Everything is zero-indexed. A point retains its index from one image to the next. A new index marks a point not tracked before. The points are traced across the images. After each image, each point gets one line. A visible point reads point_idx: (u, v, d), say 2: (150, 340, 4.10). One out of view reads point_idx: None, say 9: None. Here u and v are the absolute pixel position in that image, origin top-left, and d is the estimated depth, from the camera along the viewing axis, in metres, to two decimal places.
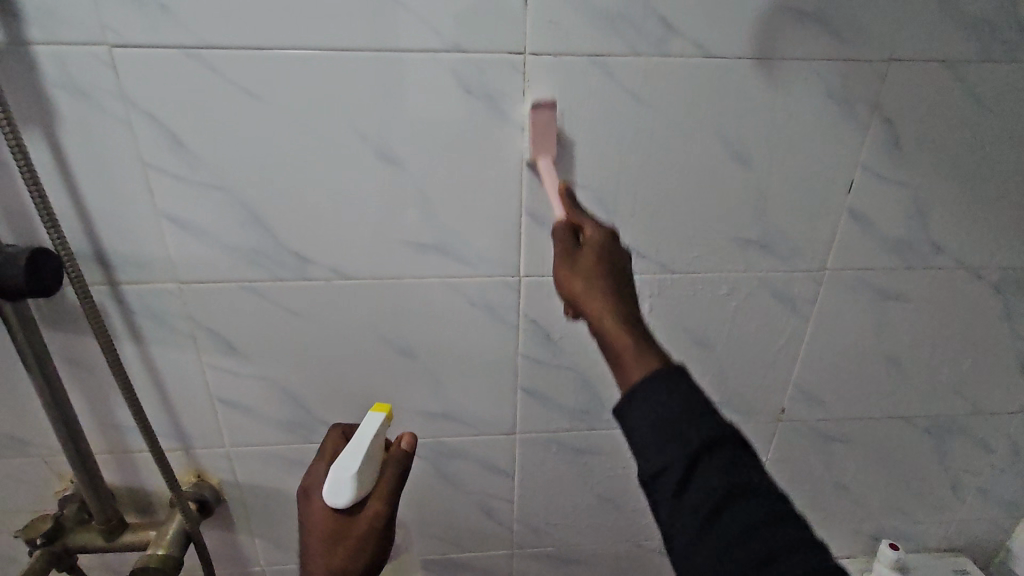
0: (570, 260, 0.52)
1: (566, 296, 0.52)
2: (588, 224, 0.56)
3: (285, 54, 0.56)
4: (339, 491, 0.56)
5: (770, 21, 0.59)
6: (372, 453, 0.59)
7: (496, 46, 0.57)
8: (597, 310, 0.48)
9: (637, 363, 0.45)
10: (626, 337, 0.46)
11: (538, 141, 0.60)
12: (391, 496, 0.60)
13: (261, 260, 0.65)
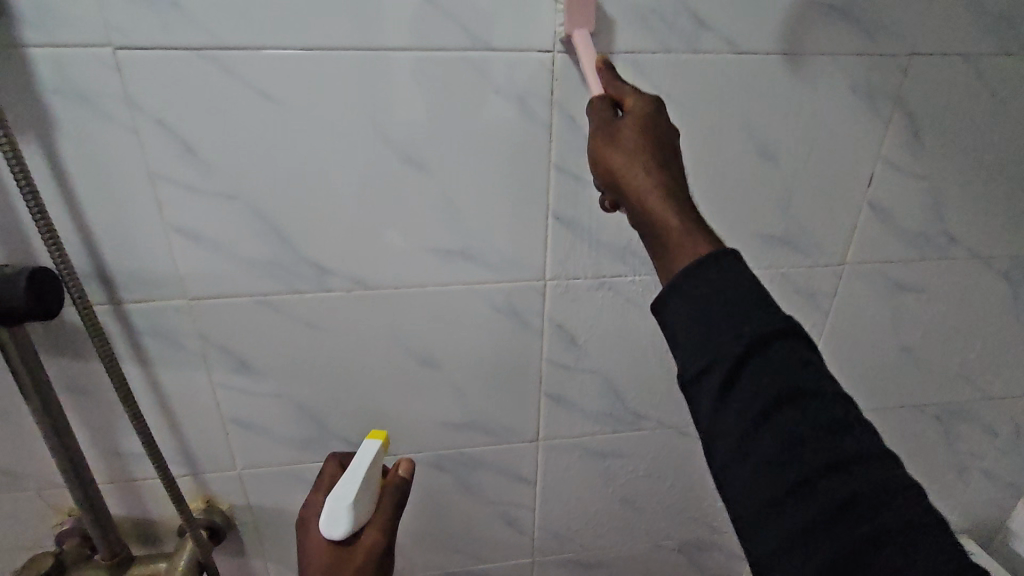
0: (609, 133, 0.49)
1: (602, 169, 0.49)
2: (630, 95, 0.51)
3: (306, 54, 0.53)
4: (336, 521, 0.54)
5: (800, 16, 0.58)
6: (369, 482, 0.57)
7: (525, 44, 0.55)
8: (628, 184, 0.47)
9: (687, 248, 0.43)
10: (679, 234, 0.44)
11: (575, 11, 0.52)
12: (389, 526, 0.57)
13: (278, 272, 0.62)
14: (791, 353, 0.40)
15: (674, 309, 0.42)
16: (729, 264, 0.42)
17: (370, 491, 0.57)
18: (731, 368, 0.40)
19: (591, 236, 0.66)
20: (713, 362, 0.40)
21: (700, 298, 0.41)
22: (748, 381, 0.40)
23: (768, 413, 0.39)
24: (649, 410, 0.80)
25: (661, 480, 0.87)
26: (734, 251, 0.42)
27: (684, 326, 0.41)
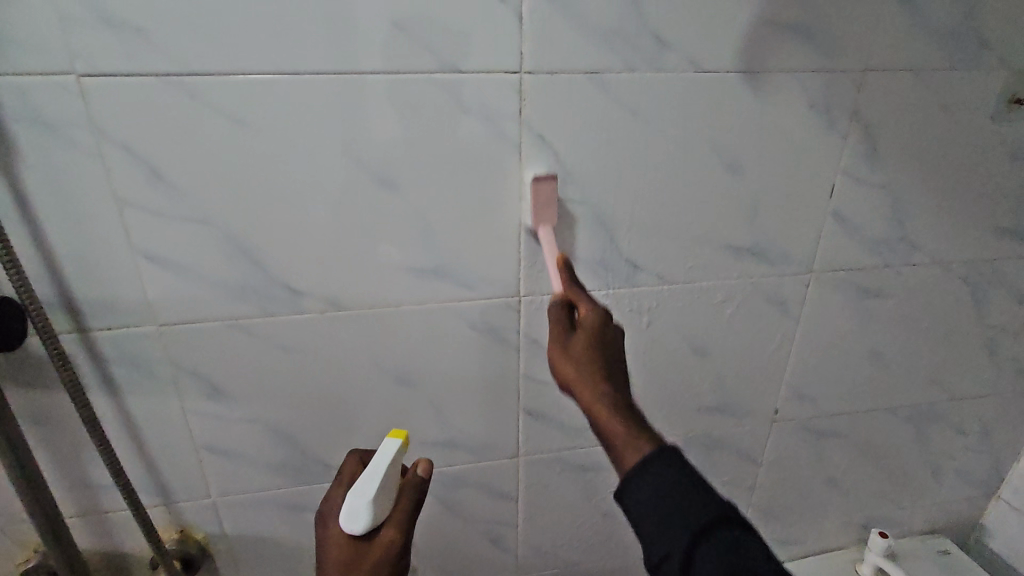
0: (564, 345, 0.55)
1: (560, 379, 0.54)
2: (588, 309, 0.57)
3: (274, 78, 0.53)
4: (355, 517, 0.51)
5: (757, 35, 0.60)
6: (391, 479, 0.53)
7: (492, 67, 0.56)
8: (592, 403, 0.50)
9: (630, 452, 0.47)
10: (623, 438, 0.47)
11: (540, 209, 0.62)
12: (407, 526, 0.54)
13: (250, 296, 0.61)
14: (739, 535, 0.43)
15: (630, 501, 0.45)
16: (671, 463, 0.45)
17: (391, 489, 0.54)
18: (683, 553, 0.42)
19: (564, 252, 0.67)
20: (669, 551, 0.43)
21: (657, 514, 0.44)
22: (703, 563, 0.42)
23: None
24: None
25: None
26: (676, 451, 0.46)
27: (649, 530, 0.44)
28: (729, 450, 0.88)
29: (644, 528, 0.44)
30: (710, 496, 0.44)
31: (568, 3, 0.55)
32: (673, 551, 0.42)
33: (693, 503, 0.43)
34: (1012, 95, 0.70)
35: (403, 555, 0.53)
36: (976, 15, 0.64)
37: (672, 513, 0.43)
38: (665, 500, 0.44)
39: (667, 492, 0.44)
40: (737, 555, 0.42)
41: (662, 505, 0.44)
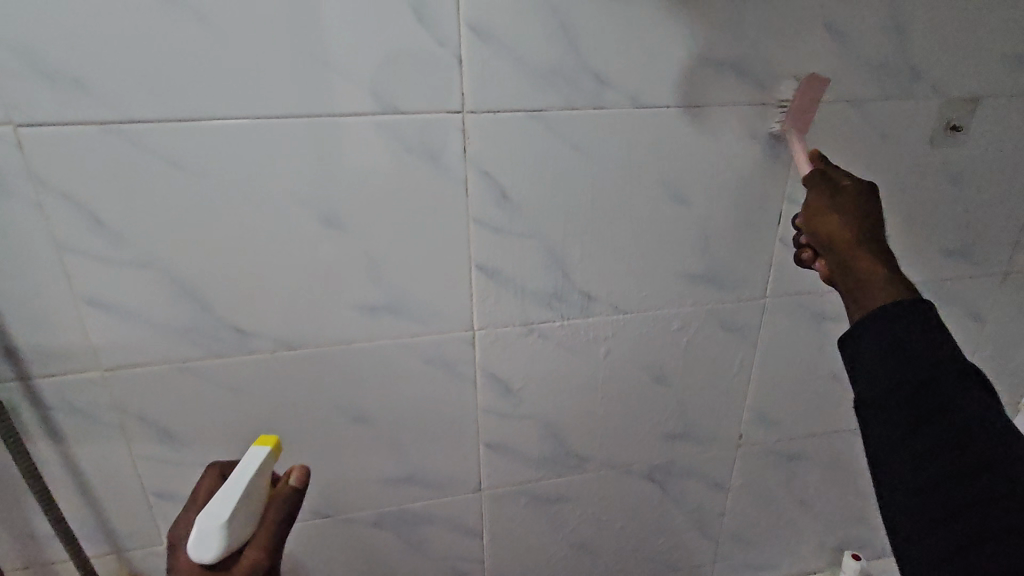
0: (826, 205, 0.58)
1: (819, 236, 0.58)
2: (844, 179, 0.60)
3: (215, 124, 0.54)
4: (205, 544, 0.49)
5: (694, 72, 0.62)
6: (252, 496, 0.53)
7: (435, 107, 0.57)
8: (859, 262, 0.53)
9: (880, 297, 0.50)
10: (880, 284, 0.51)
11: (796, 107, 0.65)
12: (275, 543, 0.53)
13: (198, 338, 0.61)
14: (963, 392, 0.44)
15: (869, 335, 0.48)
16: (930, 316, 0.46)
17: (253, 507, 0.53)
18: (913, 398, 0.45)
19: (517, 285, 0.67)
20: (892, 396, 0.45)
21: (890, 345, 0.46)
22: (935, 414, 0.44)
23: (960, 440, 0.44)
24: (592, 451, 0.81)
25: (610, 522, 0.87)
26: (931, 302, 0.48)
27: (877, 352, 0.47)
28: (697, 476, 0.87)
29: (871, 364, 0.47)
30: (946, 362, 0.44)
31: (505, 46, 0.56)
32: (910, 380, 0.45)
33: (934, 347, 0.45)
34: (949, 122, 0.72)
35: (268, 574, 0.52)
36: (908, 47, 0.66)
37: (905, 339, 0.45)
38: (914, 343, 0.45)
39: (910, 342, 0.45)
40: (953, 404, 0.44)
41: (911, 346, 0.45)
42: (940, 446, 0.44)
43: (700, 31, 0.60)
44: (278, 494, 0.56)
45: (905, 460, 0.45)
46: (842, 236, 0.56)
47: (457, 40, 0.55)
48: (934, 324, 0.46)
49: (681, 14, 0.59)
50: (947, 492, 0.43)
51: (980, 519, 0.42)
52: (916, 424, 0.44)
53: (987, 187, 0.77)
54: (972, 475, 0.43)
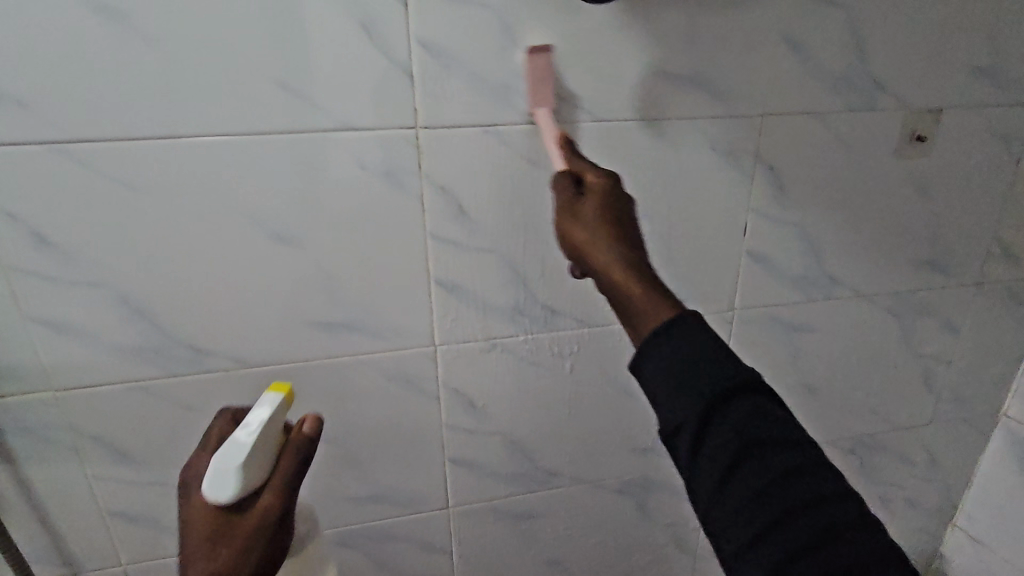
0: (572, 212, 0.51)
1: (569, 247, 0.50)
2: (592, 174, 0.53)
3: (164, 142, 0.53)
4: (219, 487, 0.46)
5: (651, 85, 0.62)
6: (266, 441, 0.48)
7: (387, 122, 0.57)
8: (609, 277, 0.46)
9: (649, 321, 0.43)
10: (642, 301, 0.44)
11: (535, 89, 0.58)
12: (292, 489, 0.49)
13: (152, 357, 0.60)
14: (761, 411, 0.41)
15: (649, 366, 0.42)
16: (687, 328, 0.42)
17: (267, 450, 0.48)
18: (697, 421, 0.40)
19: (478, 299, 0.67)
20: (682, 423, 0.40)
21: (667, 371, 0.41)
22: (717, 435, 0.40)
23: (739, 459, 0.40)
24: (562, 467, 0.80)
25: (584, 538, 0.85)
26: (692, 315, 0.43)
27: (662, 393, 0.41)
28: (670, 491, 0.86)
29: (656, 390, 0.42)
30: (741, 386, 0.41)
31: (457, 60, 0.56)
32: (691, 419, 0.40)
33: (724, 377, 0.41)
34: (913, 133, 0.72)
35: (283, 521, 0.48)
36: (869, 58, 0.66)
37: (697, 364, 0.41)
38: (682, 363, 0.41)
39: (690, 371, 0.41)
40: (755, 427, 0.40)
41: (680, 370, 0.41)
42: (753, 486, 0.39)
43: (656, 44, 0.60)
44: (292, 441, 0.51)
45: (709, 490, 0.40)
46: (592, 251, 0.48)
47: (407, 55, 0.55)
48: (697, 343, 0.41)
49: (636, 28, 0.59)
50: (757, 545, 0.39)
51: (784, 550, 0.38)
52: (693, 450, 0.40)
53: (955, 196, 0.77)
54: (785, 516, 0.38)
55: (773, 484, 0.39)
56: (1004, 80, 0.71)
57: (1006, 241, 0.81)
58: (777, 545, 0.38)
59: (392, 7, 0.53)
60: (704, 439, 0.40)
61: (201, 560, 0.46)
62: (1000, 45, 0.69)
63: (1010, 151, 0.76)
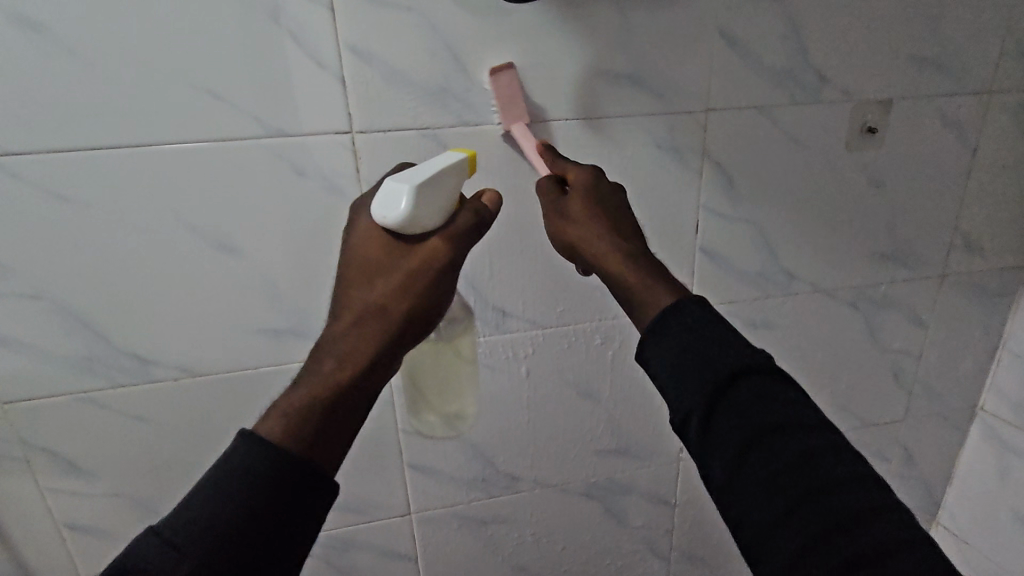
0: (559, 209, 0.54)
1: (563, 243, 0.54)
2: (572, 168, 0.56)
3: (97, 153, 0.54)
4: (389, 205, 0.45)
5: (588, 84, 0.62)
6: (445, 184, 0.46)
7: (323, 128, 0.57)
8: (613, 269, 0.49)
9: (652, 307, 0.45)
10: (645, 291, 0.46)
11: (506, 105, 0.59)
12: (462, 245, 0.49)
13: (97, 368, 0.61)
14: (766, 383, 0.41)
15: (651, 360, 0.43)
16: (695, 319, 0.43)
17: (449, 196, 0.47)
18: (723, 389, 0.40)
19: None
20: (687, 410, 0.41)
21: (672, 361, 0.42)
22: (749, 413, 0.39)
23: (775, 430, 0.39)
24: (523, 471, 0.79)
25: (550, 542, 0.84)
26: (703, 303, 0.44)
27: (665, 380, 0.42)
28: (638, 492, 0.85)
29: (660, 374, 0.43)
30: (737, 365, 0.41)
31: (390, 65, 0.57)
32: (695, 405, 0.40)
33: (708, 365, 0.41)
34: (863, 125, 0.71)
35: (440, 276, 0.48)
36: (810, 52, 0.66)
37: (700, 342, 0.42)
38: (695, 351, 0.41)
39: (692, 360, 0.41)
40: (744, 412, 0.40)
41: (688, 358, 0.41)
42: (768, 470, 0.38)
43: (590, 43, 0.60)
44: (468, 203, 0.50)
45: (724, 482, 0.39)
46: (601, 243, 0.50)
47: (338, 61, 0.55)
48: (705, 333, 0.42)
49: (569, 27, 0.59)
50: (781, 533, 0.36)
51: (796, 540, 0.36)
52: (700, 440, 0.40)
53: (912, 188, 0.76)
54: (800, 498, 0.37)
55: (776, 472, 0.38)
56: (953, 70, 0.71)
57: (969, 232, 0.80)
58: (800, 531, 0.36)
59: (319, 13, 0.54)
60: (710, 430, 0.40)
61: (362, 289, 0.47)
62: (946, 35, 0.69)
63: (965, 141, 0.75)
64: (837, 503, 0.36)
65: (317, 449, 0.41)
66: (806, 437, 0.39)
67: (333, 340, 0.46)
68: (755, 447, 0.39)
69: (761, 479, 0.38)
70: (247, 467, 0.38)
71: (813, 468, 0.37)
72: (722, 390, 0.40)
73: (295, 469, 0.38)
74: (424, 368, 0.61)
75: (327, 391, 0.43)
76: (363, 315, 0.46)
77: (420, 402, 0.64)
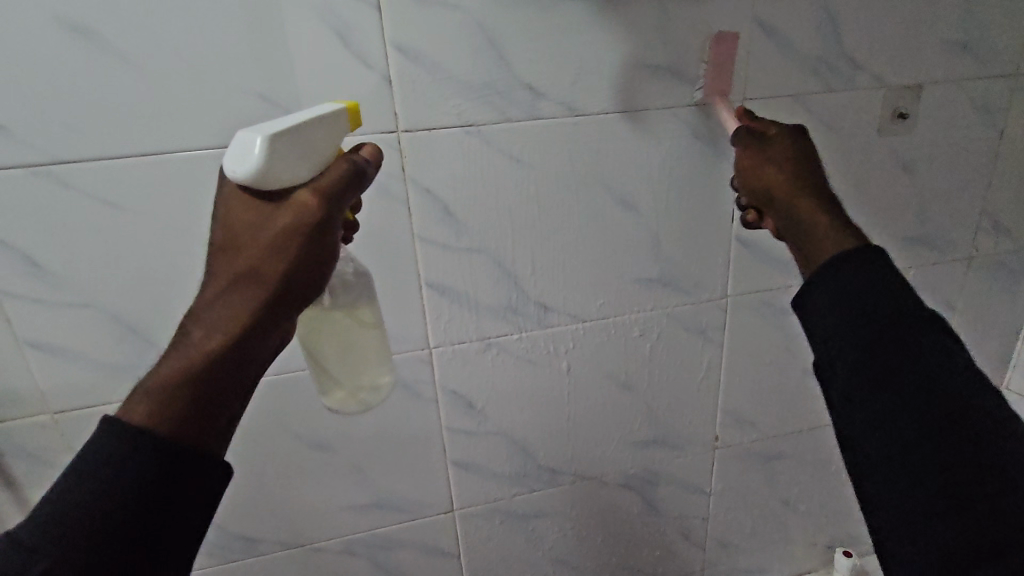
0: (763, 156, 0.57)
1: (756, 189, 0.57)
2: (771, 127, 0.59)
3: (146, 159, 0.54)
4: (241, 159, 0.40)
5: (629, 76, 0.62)
6: (306, 138, 0.42)
7: (369, 128, 0.57)
8: (796, 208, 0.52)
9: (838, 249, 0.47)
10: (823, 233, 0.49)
11: (717, 74, 0.63)
12: (332, 200, 0.45)
13: (146, 375, 0.61)
14: (934, 340, 0.41)
15: (819, 299, 0.45)
16: (879, 264, 0.43)
17: (312, 148, 0.43)
18: (890, 338, 0.41)
19: (469, 299, 0.67)
20: (851, 350, 0.42)
21: (843, 297, 0.43)
22: (901, 353, 0.41)
23: (920, 395, 0.40)
24: (564, 464, 0.79)
25: (590, 534, 0.85)
26: (880, 249, 0.44)
27: (834, 318, 0.43)
28: (676, 482, 0.86)
29: (823, 314, 0.44)
30: (950, 363, 0.40)
31: (435, 62, 0.57)
32: (861, 348, 0.42)
33: (930, 357, 0.40)
34: (895, 110, 0.72)
35: (316, 235, 0.44)
36: (845, 39, 0.67)
37: (892, 299, 0.42)
38: (863, 281, 0.43)
39: (863, 301, 0.42)
40: (929, 364, 0.40)
41: (862, 290, 0.43)
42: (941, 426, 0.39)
43: (631, 36, 0.61)
44: (345, 156, 0.46)
45: (875, 423, 0.41)
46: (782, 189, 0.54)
47: (383, 60, 0.55)
48: (868, 279, 0.43)
49: (610, 20, 0.59)
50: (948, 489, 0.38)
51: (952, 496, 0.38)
52: (860, 380, 0.41)
53: (941, 171, 0.77)
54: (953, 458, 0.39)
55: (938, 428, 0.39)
56: (981, 53, 0.72)
57: (996, 215, 0.81)
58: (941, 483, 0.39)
59: (367, 13, 0.54)
60: (887, 361, 0.41)
61: (230, 256, 0.44)
62: (976, 18, 0.70)
63: (993, 123, 0.76)
64: (982, 507, 0.38)
65: (190, 429, 0.39)
66: (965, 397, 0.40)
67: (202, 314, 0.43)
68: (938, 444, 0.39)
69: (931, 432, 0.39)
70: (117, 457, 0.37)
71: (1003, 481, 0.38)
72: (902, 333, 0.41)
73: (158, 455, 0.37)
74: (315, 337, 0.54)
75: (193, 364, 0.41)
76: (232, 283, 0.44)
77: (322, 375, 0.56)
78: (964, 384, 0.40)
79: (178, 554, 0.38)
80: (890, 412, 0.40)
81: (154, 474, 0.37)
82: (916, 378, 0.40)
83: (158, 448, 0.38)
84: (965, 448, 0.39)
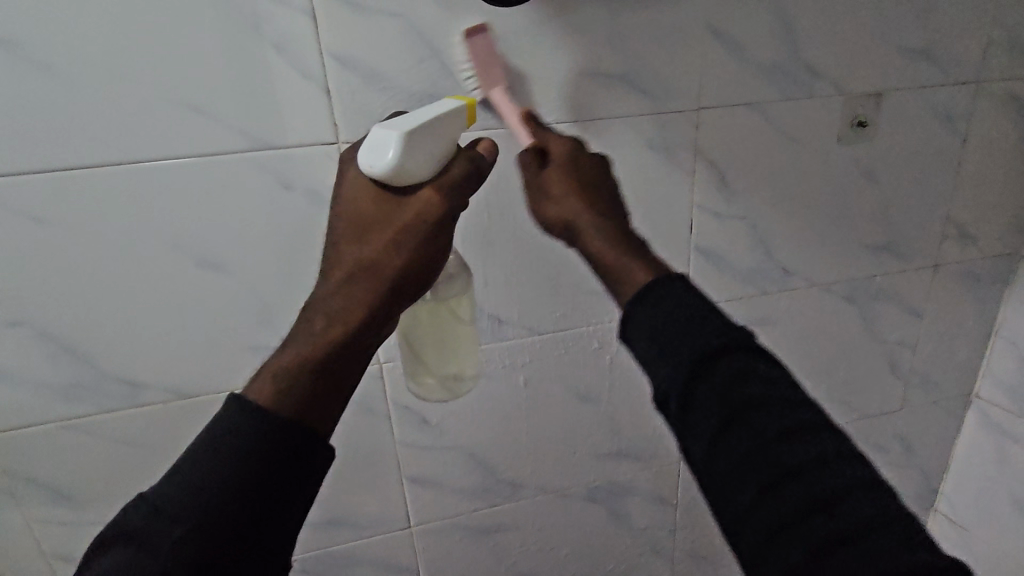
0: (541, 187, 0.52)
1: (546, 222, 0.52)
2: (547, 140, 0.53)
3: (76, 174, 0.52)
4: (378, 152, 0.41)
5: (579, 86, 0.61)
6: (438, 136, 0.43)
7: (308, 139, 0.56)
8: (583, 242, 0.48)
9: (629, 285, 0.44)
10: (618, 263, 0.45)
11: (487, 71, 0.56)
12: (453, 197, 0.45)
13: (85, 394, 0.59)
14: (750, 362, 0.39)
15: (632, 332, 0.42)
16: (669, 290, 0.41)
17: (441, 144, 0.44)
18: (695, 364, 0.38)
19: None
20: (669, 385, 0.39)
21: (656, 327, 0.40)
22: (719, 376, 0.38)
23: (730, 417, 0.37)
24: (525, 479, 0.78)
25: (553, 548, 0.83)
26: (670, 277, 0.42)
27: (643, 349, 0.41)
28: (641, 494, 0.84)
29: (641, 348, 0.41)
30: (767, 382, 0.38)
31: (376, 72, 0.55)
32: (673, 378, 0.38)
33: (751, 382, 0.38)
34: (855, 118, 0.71)
35: (435, 230, 0.45)
36: (800, 47, 0.65)
37: (687, 325, 0.39)
38: (672, 314, 0.40)
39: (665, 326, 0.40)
40: (745, 385, 0.38)
41: (671, 324, 0.40)
42: (767, 444, 0.36)
43: (580, 44, 0.59)
44: (463, 152, 0.47)
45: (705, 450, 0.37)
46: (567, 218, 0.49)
47: (321, 70, 0.54)
48: (685, 306, 0.40)
49: (557, 29, 0.58)
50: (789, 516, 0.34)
51: (798, 524, 0.34)
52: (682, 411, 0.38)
53: (904, 179, 0.76)
54: (783, 480, 0.35)
55: (760, 451, 0.36)
56: (941, 61, 0.71)
57: (960, 222, 0.81)
58: (776, 510, 0.34)
59: (301, 22, 0.52)
60: (705, 386, 0.38)
61: (354, 245, 0.45)
62: (935, 25, 0.69)
63: (955, 130, 0.75)
64: (822, 530, 0.33)
65: (315, 407, 0.41)
66: (783, 415, 0.37)
67: (326, 296, 0.45)
68: (766, 466, 0.35)
69: (759, 453, 0.36)
70: (240, 429, 0.38)
71: (836, 499, 0.34)
72: (716, 354, 0.38)
73: (284, 427, 0.38)
74: (419, 331, 0.57)
75: (315, 352, 0.42)
76: (352, 273, 0.45)
77: (418, 365, 0.59)
78: (782, 401, 0.38)
79: (286, 526, 0.39)
80: (714, 437, 0.37)
81: (267, 450, 0.38)
82: (730, 402, 0.37)
83: (286, 421, 0.39)
84: (782, 474, 0.35)
